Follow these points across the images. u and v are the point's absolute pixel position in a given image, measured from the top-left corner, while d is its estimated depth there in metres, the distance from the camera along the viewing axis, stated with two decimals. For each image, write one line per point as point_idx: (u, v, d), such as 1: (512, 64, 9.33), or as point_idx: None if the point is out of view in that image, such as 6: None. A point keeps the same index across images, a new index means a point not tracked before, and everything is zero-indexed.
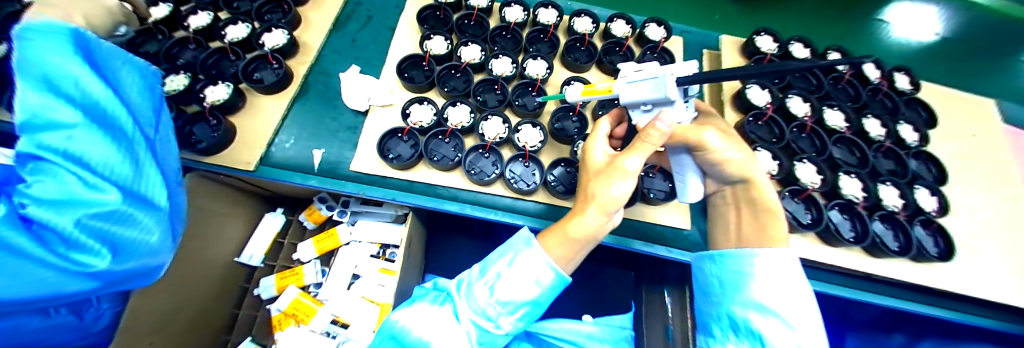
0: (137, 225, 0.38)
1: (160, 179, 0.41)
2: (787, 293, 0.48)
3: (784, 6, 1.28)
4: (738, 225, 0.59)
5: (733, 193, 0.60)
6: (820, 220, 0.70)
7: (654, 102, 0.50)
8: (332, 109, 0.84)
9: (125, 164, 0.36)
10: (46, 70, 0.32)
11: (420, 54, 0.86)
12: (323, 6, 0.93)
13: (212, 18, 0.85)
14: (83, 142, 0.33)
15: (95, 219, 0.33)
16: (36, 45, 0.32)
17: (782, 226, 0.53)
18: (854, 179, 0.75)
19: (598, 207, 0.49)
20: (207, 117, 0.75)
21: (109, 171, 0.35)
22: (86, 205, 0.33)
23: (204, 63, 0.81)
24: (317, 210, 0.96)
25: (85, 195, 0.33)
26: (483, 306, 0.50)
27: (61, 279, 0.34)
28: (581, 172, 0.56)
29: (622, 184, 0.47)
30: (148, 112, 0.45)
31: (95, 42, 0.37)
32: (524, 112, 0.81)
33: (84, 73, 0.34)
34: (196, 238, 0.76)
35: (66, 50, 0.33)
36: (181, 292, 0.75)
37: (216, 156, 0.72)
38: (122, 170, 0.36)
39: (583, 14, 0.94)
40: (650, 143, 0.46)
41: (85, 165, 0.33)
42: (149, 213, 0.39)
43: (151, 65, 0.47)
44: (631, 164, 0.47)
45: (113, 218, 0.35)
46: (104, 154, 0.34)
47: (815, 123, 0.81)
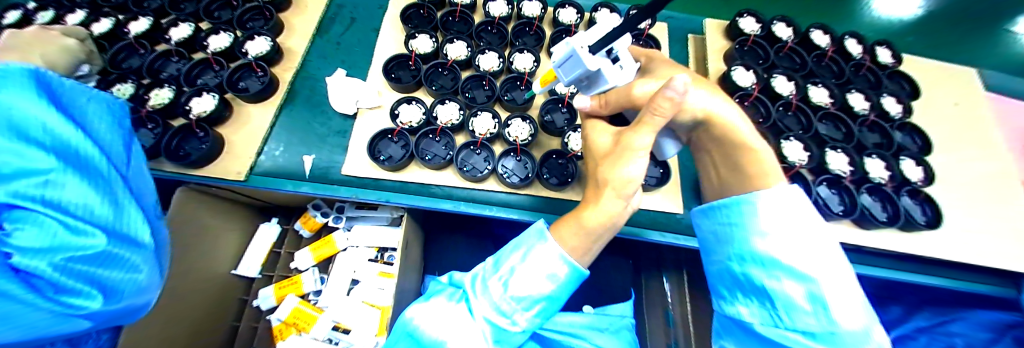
0: (122, 264, 0.40)
1: (136, 215, 0.43)
2: (789, 237, 0.40)
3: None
4: (717, 175, 0.51)
5: (696, 138, 0.50)
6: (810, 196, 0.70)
7: (585, 75, 0.47)
8: (320, 114, 0.83)
9: (106, 206, 0.38)
10: (15, 119, 0.34)
11: (406, 54, 0.86)
12: (305, 11, 0.92)
13: (193, 29, 0.84)
14: (62, 187, 0.35)
15: (82, 263, 0.36)
16: (3, 94, 0.34)
17: (763, 163, 0.43)
18: (840, 154, 0.76)
19: (613, 192, 0.42)
20: (194, 130, 0.73)
21: (89, 213, 0.37)
22: (71, 249, 0.35)
23: (187, 75, 0.80)
24: (312, 217, 0.95)
25: (71, 241, 0.35)
26: (498, 302, 0.48)
27: (51, 321, 0.36)
28: (591, 160, 0.51)
29: (637, 163, 0.40)
30: (114, 143, 0.46)
31: (57, 81, 0.39)
32: (513, 106, 0.80)
33: (52, 117, 0.36)
34: (192, 252, 0.76)
35: (31, 95, 0.35)
36: (177, 309, 0.74)
37: (205, 167, 0.71)
38: (102, 212, 0.38)
39: (567, 5, 0.93)
40: (662, 115, 0.37)
41: (65, 210, 0.35)
42: (132, 250, 0.41)
43: (116, 97, 0.49)
44: (643, 141, 0.40)
45: (98, 260, 0.37)
46: (84, 197, 0.36)
47: (800, 101, 0.82)
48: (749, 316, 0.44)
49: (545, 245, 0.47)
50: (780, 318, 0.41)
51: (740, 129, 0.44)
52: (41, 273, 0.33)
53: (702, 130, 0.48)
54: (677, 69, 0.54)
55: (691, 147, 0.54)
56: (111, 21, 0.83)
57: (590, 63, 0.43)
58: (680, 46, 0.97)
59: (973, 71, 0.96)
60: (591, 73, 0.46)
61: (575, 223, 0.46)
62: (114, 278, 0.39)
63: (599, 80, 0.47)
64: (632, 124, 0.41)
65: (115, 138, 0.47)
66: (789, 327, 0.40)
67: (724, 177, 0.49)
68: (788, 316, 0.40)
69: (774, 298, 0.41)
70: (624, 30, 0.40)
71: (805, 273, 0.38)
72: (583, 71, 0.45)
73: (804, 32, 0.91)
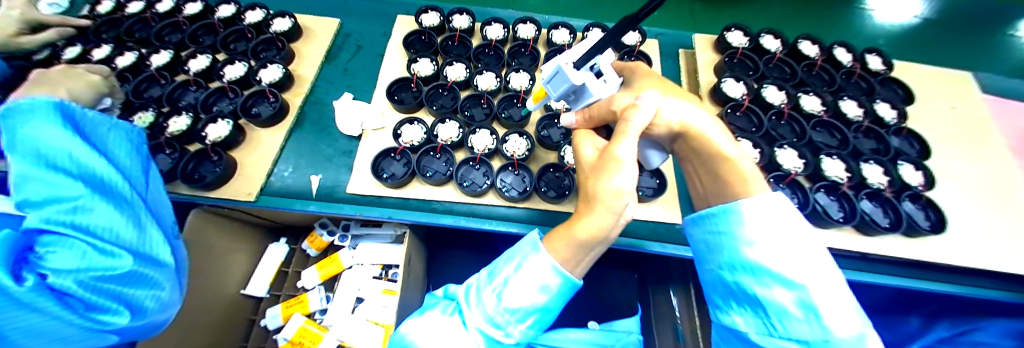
0: (146, 282, 0.42)
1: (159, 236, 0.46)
2: (778, 243, 0.40)
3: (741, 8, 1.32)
4: (701, 182, 0.52)
5: (679, 150, 0.54)
6: (808, 204, 0.70)
7: (572, 90, 0.51)
8: (327, 136, 0.88)
9: (129, 228, 0.41)
10: (39, 148, 0.38)
11: (408, 77, 0.91)
12: (314, 40, 0.98)
13: (211, 60, 0.91)
14: (89, 213, 0.38)
15: (108, 282, 0.38)
16: (35, 128, 0.38)
17: (744, 168, 0.45)
18: (836, 160, 0.77)
19: (605, 206, 0.43)
20: (210, 154, 0.78)
21: (113, 236, 0.39)
22: (98, 269, 0.37)
23: (204, 103, 0.85)
24: (318, 236, 0.97)
25: (102, 262, 0.38)
26: (492, 313, 0.49)
27: (82, 334, 0.38)
28: (578, 174, 0.52)
29: (625, 173, 0.42)
30: (133, 168, 0.50)
31: (82, 114, 0.43)
32: (510, 123, 0.83)
33: (78, 147, 0.40)
34: (204, 271, 0.78)
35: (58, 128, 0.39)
36: (189, 325, 0.76)
37: (218, 189, 0.75)
38: (126, 234, 0.41)
39: (560, 27, 0.98)
40: (634, 124, 0.43)
41: (93, 233, 0.38)
42: (155, 269, 0.44)
43: (135, 126, 0.53)
44: (626, 151, 0.42)
45: (124, 279, 0.39)
46: (109, 220, 0.39)
47: (792, 109, 0.83)
48: (745, 327, 0.43)
49: (535, 255, 0.49)
50: (774, 327, 0.40)
51: (712, 135, 0.48)
52: (71, 291, 0.36)
53: (681, 141, 0.52)
54: (656, 82, 0.55)
55: (675, 155, 0.56)
56: (136, 55, 0.90)
57: (574, 78, 0.47)
58: (672, 62, 1.00)
59: (968, 75, 0.96)
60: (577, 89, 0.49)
61: (567, 236, 0.47)
62: (140, 295, 0.42)
63: (584, 94, 0.50)
64: (612, 136, 0.45)
65: (134, 163, 0.50)
66: (783, 336, 0.39)
67: (708, 187, 0.51)
68: (782, 325, 0.39)
69: (766, 305, 0.40)
70: (605, 44, 0.44)
71: (792, 280, 0.38)
72: (570, 86, 0.48)
73: (792, 44, 0.93)
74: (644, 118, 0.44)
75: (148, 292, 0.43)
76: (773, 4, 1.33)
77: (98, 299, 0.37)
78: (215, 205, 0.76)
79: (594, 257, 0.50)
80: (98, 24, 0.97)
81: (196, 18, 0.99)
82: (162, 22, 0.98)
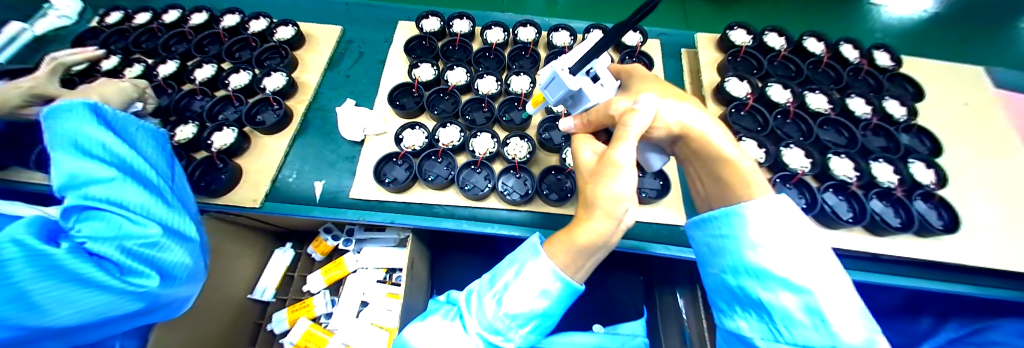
0: (174, 251, 0.43)
1: (184, 217, 0.47)
2: (783, 247, 0.39)
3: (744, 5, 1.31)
4: (702, 183, 0.52)
5: (679, 154, 0.54)
6: (815, 204, 0.69)
7: (568, 96, 0.51)
8: (330, 142, 0.89)
9: (155, 202, 0.43)
10: (78, 139, 0.39)
11: (409, 82, 0.91)
12: (317, 48, 0.99)
13: (216, 69, 0.92)
14: (121, 188, 0.39)
15: (137, 246, 0.38)
16: (67, 119, 0.39)
17: (751, 172, 0.44)
18: (844, 159, 0.75)
19: (605, 212, 0.43)
20: (216, 162, 0.79)
21: (145, 210, 0.41)
22: (134, 237, 0.38)
23: (209, 111, 0.87)
24: (324, 241, 0.98)
25: (133, 229, 0.38)
26: (492, 319, 0.48)
27: (118, 301, 0.37)
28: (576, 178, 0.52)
29: (624, 178, 0.42)
30: (159, 161, 0.50)
31: (113, 115, 0.44)
32: (511, 126, 0.82)
33: (108, 136, 0.41)
34: (214, 275, 0.80)
35: (91, 121, 0.41)
36: (196, 329, 0.76)
37: (225, 195, 0.76)
38: (154, 209, 0.42)
39: (560, 29, 0.98)
40: (633, 129, 0.43)
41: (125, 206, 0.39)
42: (182, 242, 0.45)
43: (160, 127, 0.54)
44: (625, 156, 0.42)
45: (155, 246, 0.40)
46: (137, 195, 0.40)
47: (798, 108, 0.82)
48: (751, 333, 0.42)
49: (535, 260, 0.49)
50: (779, 332, 0.39)
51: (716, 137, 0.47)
52: (107, 255, 0.36)
53: (682, 143, 0.51)
54: (656, 85, 0.55)
55: (676, 159, 0.56)
56: (143, 66, 0.92)
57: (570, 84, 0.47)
58: (674, 63, 0.99)
59: (978, 70, 0.94)
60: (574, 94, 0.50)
61: (567, 242, 0.46)
62: (172, 260, 0.42)
63: (582, 99, 0.51)
64: (610, 141, 0.44)
65: (163, 160, 0.51)
66: (789, 342, 0.38)
67: (708, 188, 0.50)
68: (788, 331, 0.38)
69: (770, 310, 0.40)
70: (609, 42, 0.41)
71: (797, 284, 0.37)
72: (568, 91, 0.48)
73: (797, 41, 0.92)
74: (642, 124, 0.44)
75: (177, 259, 0.43)
76: (774, 2, 1.32)
77: (133, 263, 0.38)
78: (221, 212, 0.77)
79: (596, 262, 0.49)
80: (107, 36, 1.00)
81: (200, 28, 1.00)
82: (169, 33, 1.00)
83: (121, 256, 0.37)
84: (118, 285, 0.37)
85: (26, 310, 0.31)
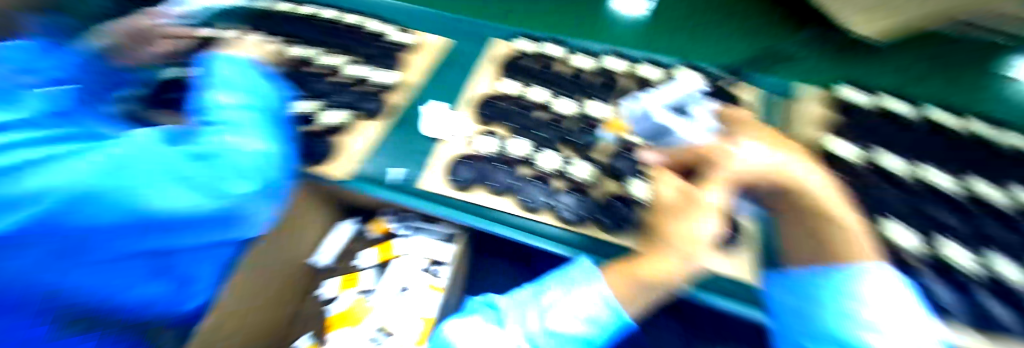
0: (251, 178, 0.59)
1: (278, 142, 0.70)
2: (893, 311, 0.40)
3: (873, 58, 1.14)
4: (795, 249, 0.51)
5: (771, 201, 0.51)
6: (966, 299, 0.54)
7: (659, 131, 0.61)
8: (411, 135, 0.97)
9: (251, 124, 0.67)
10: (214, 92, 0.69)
11: (493, 93, 1.00)
12: (421, 53, 1.13)
13: (336, 59, 1.07)
14: (235, 121, 0.66)
15: (239, 158, 0.59)
16: (225, 83, 0.73)
17: (864, 246, 0.45)
18: (1000, 256, 0.60)
19: (678, 253, 0.46)
20: (318, 135, 0.90)
21: (241, 131, 0.64)
22: (236, 150, 0.59)
23: (321, 92, 1.00)
24: (383, 222, 1.09)
25: (237, 146, 0.60)
26: (532, 332, 0.50)
27: (214, 201, 0.53)
28: (654, 213, 0.53)
29: (711, 221, 0.45)
30: (277, 114, 0.78)
31: (243, 68, 0.80)
32: (582, 148, 0.86)
33: (242, 94, 0.72)
34: (293, 231, 0.89)
35: (234, 66, 0.79)
36: (271, 273, 0.85)
37: (319, 165, 0.87)
38: (245, 123, 0.66)
39: (649, 64, 1.03)
40: (720, 180, 0.47)
41: (237, 125, 0.65)
42: (266, 161, 0.64)
43: (279, 93, 0.83)
44: (711, 197, 0.45)
45: (242, 158, 0.60)
46: (239, 116, 0.67)
47: (914, 183, 0.72)
48: None
49: (592, 282, 0.52)
50: None
51: (823, 202, 0.46)
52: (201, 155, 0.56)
53: (781, 197, 0.49)
54: (759, 134, 0.54)
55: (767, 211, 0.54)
56: (279, 45, 1.09)
57: None
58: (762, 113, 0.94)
59: None
60: (664, 130, 0.56)
61: (630, 274, 0.49)
62: (264, 170, 0.62)
63: (670, 137, 0.56)
64: (703, 183, 0.48)
65: (278, 112, 0.79)
66: None
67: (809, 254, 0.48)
68: None
69: None
70: None
71: None
72: None
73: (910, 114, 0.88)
74: (741, 168, 0.47)
75: (259, 170, 0.61)
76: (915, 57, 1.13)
77: (241, 168, 0.58)
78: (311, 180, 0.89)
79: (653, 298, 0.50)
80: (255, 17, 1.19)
81: (333, 22, 1.17)
82: (306, 22, 1.17)
83: (207, 160, 0.55)
84: (219, 182, 0.54)
85: (143, 187, 0.45)
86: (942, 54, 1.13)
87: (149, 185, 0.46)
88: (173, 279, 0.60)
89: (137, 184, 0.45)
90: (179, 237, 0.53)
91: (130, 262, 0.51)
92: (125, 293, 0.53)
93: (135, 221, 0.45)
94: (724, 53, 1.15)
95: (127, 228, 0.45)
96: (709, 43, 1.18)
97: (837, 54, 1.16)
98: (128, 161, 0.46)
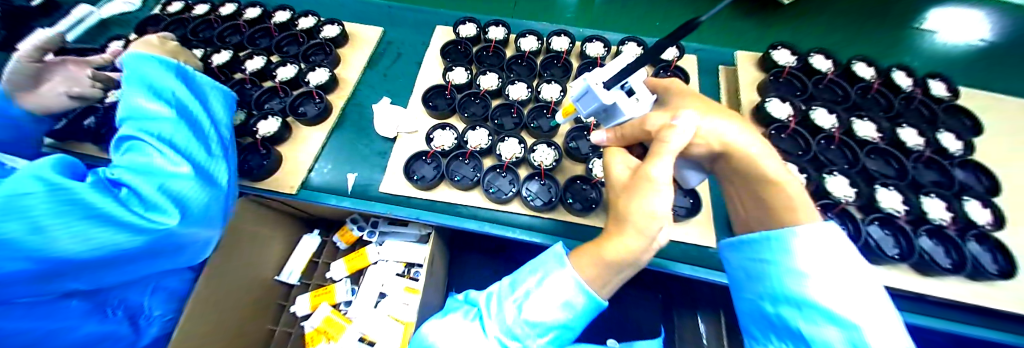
0: (188, 210, 0.46)
1: (218, 161, 0.54)
2: (834, 268, 0.38)
3: (796, 24, 1.28)
4: (743, 206, 0.52)
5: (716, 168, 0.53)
6: (858, 235, 0.65)
7: (602, 109, 0.52)
8: (364, 137, 0.93)
9: (187, 131, 0.49)
10: (145, 76, 0.50)
11: (443, 84, 0.95)
12: (359, 47, 1.05)
13: (266, 61, 0.97)
14: (167, 127, 0.47)
15: (179, 189, 0.44)
16: (146, 66, 0.51)
17: (807, 200, 0.43)
18: (893, 191, 0.70)
19: (635, 229, 0.43)
20: (258, 148, 0.83)
21: (176, 142, 0.47)
22: (166, 176, 0.44)
23: (258, 100, 0.92)
24: (349, 230, 1.03)
25: (168, 168, 0.44)
26: (511, 326, 0.50)
27: (130, 241, 0.41)
28: (609, 192, 0.52)
29: (661, 195, 0.41)
30: (223, 115, 0.61)
31: (180, 69, 0.54)
32: (539, 133, 0.85)
33: (175, 84, 0.52)
34: (249, 253, 0.83)
35: (161, 69, 0.52)
36: (229, 302, 0.78)
37: (265, 181, 0.81)
38: (180, 142, 0.48)
39: (595, 40, 1.00)
40: (671, 145, 0.42)
41: (172, 143, 0.47)
42: (209, 188, 0.49)
43: (232, 91, 0.65)
44: (661, 172, 0.41)
45: (177, 188, 0.44)
46: (171, 132, 0.47)
47: (843, 134, 0.78)
48: None
49: (564, 264, 0.50)
50: None
51: (765, 164, 0.46)
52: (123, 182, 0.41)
53: (723, 160, 0.50)
54: (697, 101, 0.54)
55: (713, 176, 0.56)
56: (201, 53, 0.98)
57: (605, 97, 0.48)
58: (710, 81, 0.97)
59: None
60: (608, 107, 0.50)
61: (595, 256, 0.47)
62: (201, 200, 0.47)
63: (616, 112, 0.51)
64: (646, 156, 0.44)
65: (224, 113, 0.61)
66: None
67: (750, 214, 0.50)
68: None
69: (811, 344, 0.37)
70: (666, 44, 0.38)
71: (840, 316, 0.35)
72: (599, 104, 0.50)
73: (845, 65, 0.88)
74: (681, 140, 0.43)
75: (199, 200, 0.47)
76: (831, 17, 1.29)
77: (172, 202, 0.44)
78: (259, 196, 0.82)
79: (625, 278, 0.49)
80: (169, 24, 1.06)
81: (255, 22, 1.06)
82: (225, 24, 1.06)
83: (128, 194, 0.41)
84: (139, 218, 0.41)
85: (33, 235, 0.35)
86: (852, 14, 1.29)
87: (42, 232, 0.36)
88: (122, 309, 0.59)
89: (25, 233, 0.35)
90: (101, 275, 0.45)
91: (67, 301, 0.51)
92: (69, 331, 0.52)
93: (39, 266, 0.38)
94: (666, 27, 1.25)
95: (32, 272, 0.38)
96: (650, 18, 1.28)
97: (763, 20, 1.29)
98: (22, 203, 0.34)
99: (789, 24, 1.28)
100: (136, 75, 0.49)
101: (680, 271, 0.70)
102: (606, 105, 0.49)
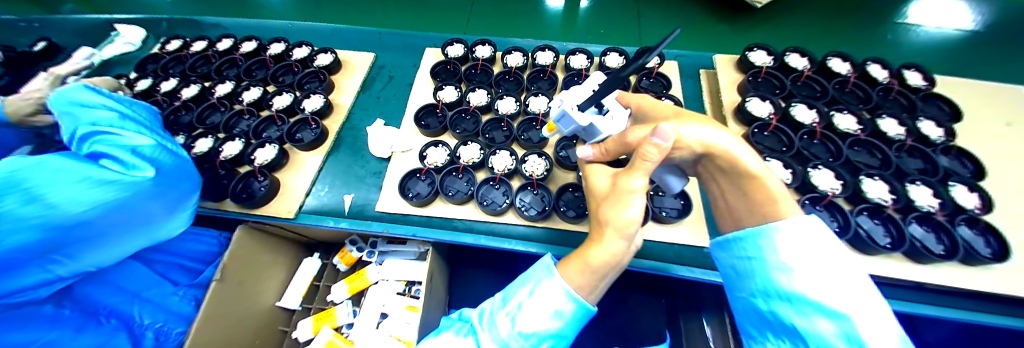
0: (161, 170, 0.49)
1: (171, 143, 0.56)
2: (818, 259, 0.39)
3: (775, 22, 1.32)
4: (725, 199, 0.53)
5: (700, 164, 0.54)
6: (849, 227, 0.66)
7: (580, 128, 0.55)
8: (360, 158, 0.95)
9: (130, 123, 0.51)
10: (63, 98, 0.51)
11: (434, 103, 0.98)
12: (352, 72, 1.09)
13: (262, 92, 1.01)
14: (112, 122, 0.49)
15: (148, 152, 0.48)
16: (61, 90, 0.51)
17: (787, 198, 0.44)
18: (878, 181, 0.71)
19: (615, 232, 0.45)
20: (256, 175, 0.86)
21: (124, 129, 0.49)
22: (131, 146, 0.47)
23: (255, 129, 0.95)
24: (349, 252, 1.04)
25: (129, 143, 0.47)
26: (506, 338, 0.50)
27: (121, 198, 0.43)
28: (591, 202, 0.54)
29: (636, 204, 0.44)
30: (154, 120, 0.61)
31: (109, 93, 0.55)
32: (530, 144, 0.87)
33: (96, 96, 0.53)
34: (250, 280, 0.84)
35: (76, 88, 0.52)
36: (231, 331, 0.78)
37: (262, 207, 0.83)
38: (133, 128, 0.51)
39: (578, 52, 1.04)
40: (651, 161, 0.41)
41: (124, 130, 0.49)
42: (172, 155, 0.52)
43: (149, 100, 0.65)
44: (638, 183, 0.44)
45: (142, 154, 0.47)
46: (121, 124, 0.50)
47: (825, 127, 0.80)
48: None
49: (553, 274, 0.50)
50: None
51: (745, 159, 0.47)
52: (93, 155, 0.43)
53: (707, 160, 0.52)
54: (670, 111, 0.57)
55: (695, 179, 0.58)
56: (200, 87, 1.02)
57: (582, 119, 0.51)
58: (692, 85, 1.00)
59: (1009, 87, 0.90)
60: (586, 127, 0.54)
61: (580, 260, 0.48)
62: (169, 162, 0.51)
63: (594, 131, 0.55)
64: (624, 169, 0.45)
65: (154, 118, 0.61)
66: None
67: (735, 207, 0.51)
68: None
69: (806, 338, 0.38)
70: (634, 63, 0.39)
71: (830, 308, 0.36)
72: (577, 126, 0.53)
73: (820, 61, 0.91)
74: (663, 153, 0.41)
75: (167, 162, 0.50)
76: (806, 15, 1.34)
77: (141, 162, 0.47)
78: (259, 223, 0.84)
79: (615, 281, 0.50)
80: (167, 62, 1.11)
81: (251, 55, 1.10)
82: (222, 59, 1.10)
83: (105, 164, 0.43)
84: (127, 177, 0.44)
85: (32, 204, 0.36)
86: (825, 10, 1.34)
87: (39, 201, 0.37)
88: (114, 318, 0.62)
89: (22, 203, 0.36)
90: (93, 252, 0.45)
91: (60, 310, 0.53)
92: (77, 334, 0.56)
93: (42, 240, 0.38)
94: (645, 36, 1.30)
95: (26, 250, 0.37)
96: (630, 30, 1.33)
97: (741, 21, 1.34)
98: (20, 176, 0.36)
99: (768, 24, 1.33)
100: (58, 99, 0.50)
101: (677, 273, 0.70)
102: (583, 126, 0.53)
